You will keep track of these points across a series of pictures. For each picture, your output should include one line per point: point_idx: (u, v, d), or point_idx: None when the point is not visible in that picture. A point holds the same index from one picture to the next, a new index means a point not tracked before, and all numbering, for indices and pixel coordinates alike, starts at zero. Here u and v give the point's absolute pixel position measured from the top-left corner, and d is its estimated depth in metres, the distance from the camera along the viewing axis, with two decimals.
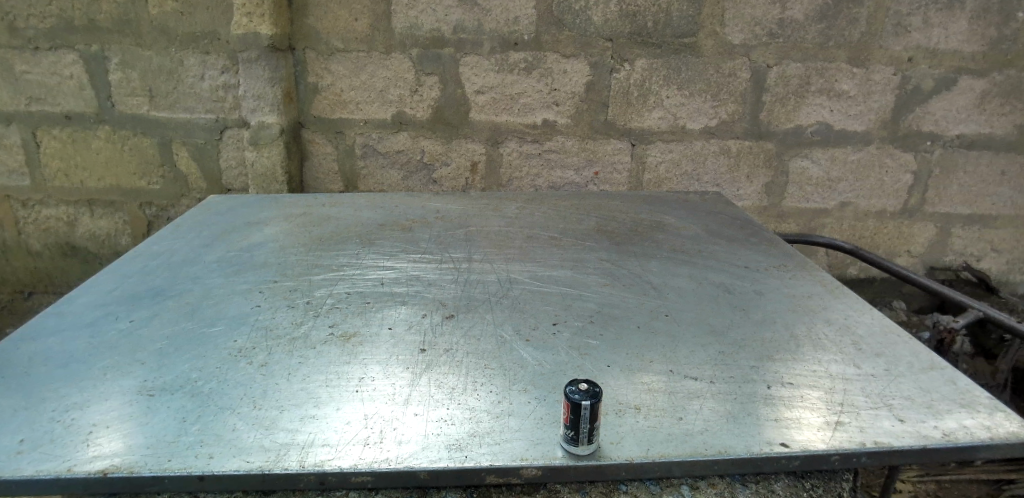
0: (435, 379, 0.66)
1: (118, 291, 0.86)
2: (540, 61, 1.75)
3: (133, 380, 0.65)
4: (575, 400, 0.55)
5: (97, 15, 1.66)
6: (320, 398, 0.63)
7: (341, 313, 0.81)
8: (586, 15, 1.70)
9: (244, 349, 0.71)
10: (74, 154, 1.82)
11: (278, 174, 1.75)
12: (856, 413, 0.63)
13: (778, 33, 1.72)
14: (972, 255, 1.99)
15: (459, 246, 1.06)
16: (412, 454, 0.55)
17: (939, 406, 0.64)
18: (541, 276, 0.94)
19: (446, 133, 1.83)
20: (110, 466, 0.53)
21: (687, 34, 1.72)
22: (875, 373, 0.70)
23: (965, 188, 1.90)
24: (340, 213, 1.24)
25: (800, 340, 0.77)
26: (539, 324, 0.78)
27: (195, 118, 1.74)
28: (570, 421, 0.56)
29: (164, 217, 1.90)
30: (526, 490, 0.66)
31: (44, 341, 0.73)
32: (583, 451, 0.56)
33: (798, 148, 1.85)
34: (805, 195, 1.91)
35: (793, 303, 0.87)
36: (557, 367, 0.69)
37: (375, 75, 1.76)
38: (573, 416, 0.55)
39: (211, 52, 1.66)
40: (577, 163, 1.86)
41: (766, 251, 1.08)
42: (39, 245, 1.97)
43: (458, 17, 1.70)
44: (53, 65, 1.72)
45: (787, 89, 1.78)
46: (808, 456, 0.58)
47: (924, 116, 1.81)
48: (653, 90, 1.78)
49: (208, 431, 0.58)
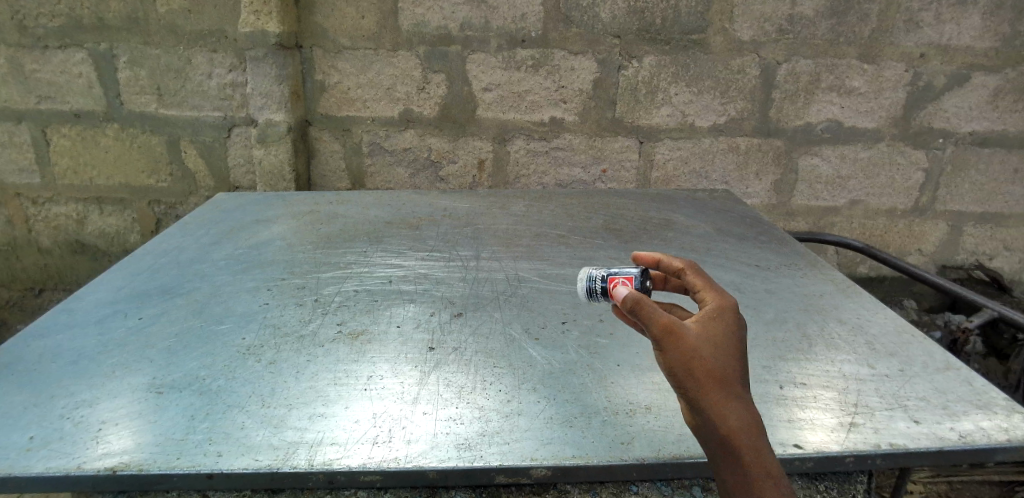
0: (443, 378, 0.66)
1: (128, 288, 0.86)
2: (547, 58, 1.74)
3: (142, 377, 0.65)
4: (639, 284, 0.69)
5: (105, 13, 1.66)
6: (329, 396, 0.62)
7: (349, 311, 0.80)
8: (594, 12, 1.69)
9: (252, 347, 0.71)
10: (84, 152, 1.83)
11: (285, 172, 1.76)
12: (870, 414, 0.62)
13: (787, 29, 1.70)
14: (983, 253, 1.97)
15: (467, 245, 1.06)
16: (420, 452, 0.55)
17: (955, 407, 0.63)
18: (548, 274, 0.94)
19: (454, 131, 1.82)
20: (119, 464, 0.53)
21: (695, 30, 1.71)
22: (888, 374, 0.69)
23: (977, 186, 1.87)
24: (348, 210, 1.24)
25: (812, 340, 0.76)
26: (548, 323, 0.78)
27: (203, 116, 1.75)
28: (621, 270, 0.71)
29: (172, 215, 1.91)
30: (536, 490, 0.66)
31: (53, 338, 0.73)
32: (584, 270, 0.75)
33: (807, 146, 1.83)
34: (816, 193, 1.90)
35: (804, 302, 0.86)
36: (567, 366, 0.69)
37: (382, 72, 1.75)
38: (607, 285, 0.70)
39: (219, 50, 1.67)
40: (584, 161, 1.86)
41: (776, 250, 1.06)
42: (49, 242, 1.98)
43: (465, 15, 1.69)
44: (62, 64, 1.73)
45: (797, 86, 1.76)
46: (823, 458, 0.57)
47: (936, 113, 1.79)
48: (661, 87, 1.76)
49: (216, 428, 0.58)
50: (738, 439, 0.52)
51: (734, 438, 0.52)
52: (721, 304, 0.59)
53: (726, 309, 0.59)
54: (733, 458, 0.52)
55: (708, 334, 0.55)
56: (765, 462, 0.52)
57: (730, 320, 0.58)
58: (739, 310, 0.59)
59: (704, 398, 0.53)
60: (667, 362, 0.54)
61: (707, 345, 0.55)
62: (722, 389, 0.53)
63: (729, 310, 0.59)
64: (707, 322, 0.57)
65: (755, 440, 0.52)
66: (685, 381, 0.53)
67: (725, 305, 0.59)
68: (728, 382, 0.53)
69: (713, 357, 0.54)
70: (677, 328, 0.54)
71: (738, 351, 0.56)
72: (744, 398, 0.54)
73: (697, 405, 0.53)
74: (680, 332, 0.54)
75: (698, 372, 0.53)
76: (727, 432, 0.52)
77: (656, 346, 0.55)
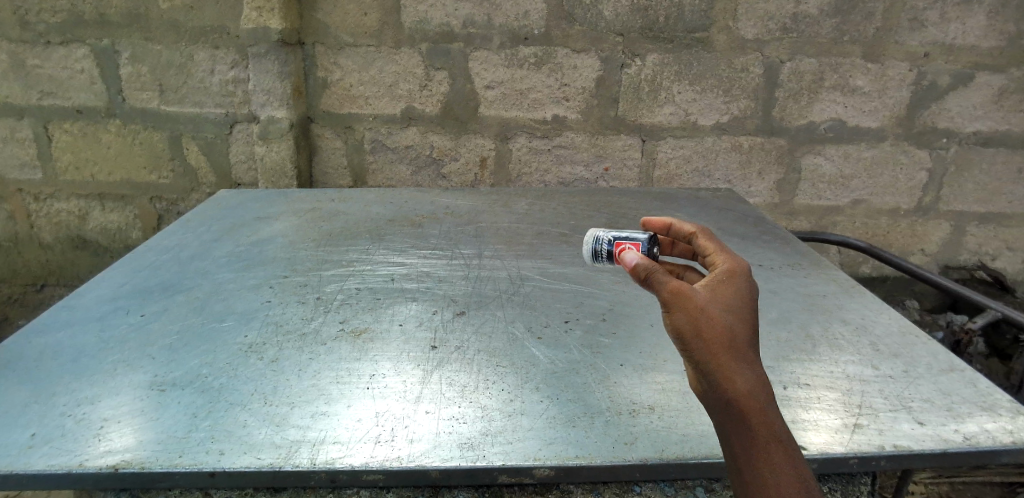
0: (446, 377, 0.66)
1: (129, 285, 0.86)
2: (550, 56, 1.73)
3: (144, 375, 0.65)
4: (646, 250, 0.74)
5: (107, 9, 1.66)
6: (331, 395, 0.62)
7: (351, 309, 0.80)
8: (597, 9, 1.68)
9: (254, 344, 0.71)
10: (85, 148, 1.83)
11: (287, 168, 1.76)
12: (874, 416, 0.62)
13: (791, 27, 1.70)
14: (986, 254, 1.97)
15: (469, 242, 1.06)
16: (423, 452, 0.55)
17: (960, 409, 0.63)
18: (551, 272, 0.93)
19: (456, 129, 1.82)
20: (121, 462, 0.53)
21: (698, 28, 1.70)
22: (892, 375, 0.69)
23: (981, 186, 1.87)
24: (350, 208, 1.24)
25: (816, 340, 0.75)
26: (551, 322, 0.78)
27: (204, 113, 1.74)
28: (631, 235, 0.76)
29: (174, 212, 1.91)
30: (538, 490, 0.66)
31: (54, 335, 0.73)
32: (597, 230, 0.80)
33: (810, 145, 1.83)
34: (819, 193, 1.89)
35: (808, 302, 0.86)
36: (570, 365, 0.68)
37: (384, 70, 1.75)
38: (613, 249, 0.76)
39: (221, 47, 1.67)
40: (586, 159, 1.85)
41: (779, 249, 1.06)
42: (50, 238, 1.98)
43: (467, 12, 1.69)
44: (63, 59, 1.72)
45: (801, 85, 1.76)
46: (827, 459, 0.57)
47: (940, 112, 1.78)
48: (663, 85, 1.76)
49: (218, 426, 0.58)
50: (745, 401, 0.52)
51: (741, 402, 0.52)
52: (732, 272, 0.60)
53: (737, 277, 0.60)
54: (740, 421, 0.52)
55: (717, 298, 0.56)
56: (771, 426, 0.52)
57: (739, 287, 0.58)
58: (751, 278, 0.60)
59: (711, 361, 0.53)
60: (675, 324, 0.55)
61: (715, 307, 0.55)
62: (729, 352, 0.53)
63: (742, 278, 0.59)
64: (716, 288, 0.58)
65: (762, 404, 0.52)
66: (693, 343, 0.54)
67: (737, 273, 0.60)
68: (736, 346, 0.53)
69: (722, 320, 0.54)
70: (685, 291, 0.55)
71: (747, 315, 0.56)
72: (753, 362, 0.53)
73: (705, 370, 0.53)
74: (688, 295, 0.55)
75: (706, 334, 0.53)
76: (733, 394, 0.52)
77: (664, 308, 0.56)
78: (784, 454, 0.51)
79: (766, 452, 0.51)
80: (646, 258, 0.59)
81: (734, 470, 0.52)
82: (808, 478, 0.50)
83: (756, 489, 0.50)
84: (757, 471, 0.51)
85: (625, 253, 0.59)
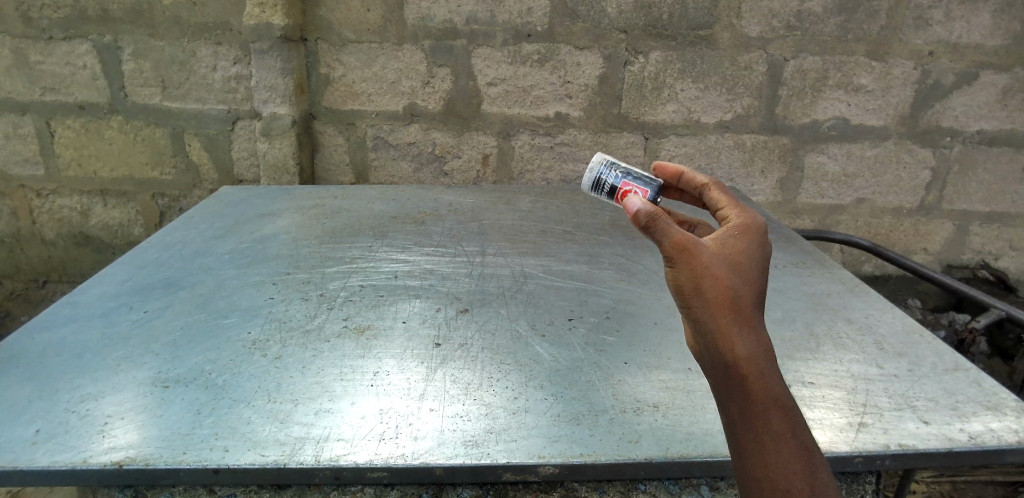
0: (450, 374, 0.65)
1: (131, 282, 0.86)
2: (552, 53, 1.72)
3: (147, 372, 0.65)
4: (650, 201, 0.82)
5: (109, 5, 1.65)
6: (334, 392, 0.62)
7: (354, 306, 0.80)
8: (601, 7, 1.68)
9: (258, 341, 0.71)
10: (88, 144, 1.83)
11: (289, 165, 1.76)
12: (879, 415, 0.62)
13: (795, 25, 1.69)
14: (989, 253, 1.96)
15: (472, 240, 1.05)
16: (428, 450, 0.55)
17: (965, 408, 0.63)
18: (554, 270, 0.93)
19: (458, 126, 1.82)
20: (125, 458, 0.53)
21: (702, 26, 1.69)
22: (897, 373, 0.68)
23: (985, 185, 1.86)
24: (353, 205, 1.23)
25: (820, 338, 0.75)
26: (555, 320, 0.77)
27: (206, 109, 1.74)
28: (641, 181, 0.83)
29: (176, 208, 1.90)
30: (543, 488, 0.66)
31: (56, 331, 0.73)
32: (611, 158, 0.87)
33: (814, 143, 1.82)
34: (821, 191, 1.89)
35: (812, 301, 0.85)
36: (573, 363, 0.68)
37: (387, 67, 1.75)
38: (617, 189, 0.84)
39: (223, 43, 1.66)
40: (589, 157, 1.85)
41: (784, 248, 1.06)
42: (53, 234, 1.98)
43: (470, 9, 1.68)
44: (66, 55, 1.72)
45: (804, 83, 1.75)
46: (832, 458, 0.57)
47: (944, 111, 1.78)
48: (667, 83, 1.75)
49: (222, 423, 0.58)
50: (744, 366, 0.52)
51: (739, 366, 0.52)
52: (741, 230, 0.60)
53: (746, 235, 0.60)
54: (739, 387, 0.52)
55: (723, 253, 0.56)
56: (771, 394, 0.52)
57: (748, 245, 0.58)
58: (763, 237, 0.60)
59: (711, 321, 0.53)
60: (676, 280, 0.55)
61: (719, 266, 0.55)
62: (731, 314, 0.53)
63: (750, 237, 0.59)
64: (723, 244, 0.58)
65: (761, 370, 0.52)
66: (693, 302, 0.54)
67: (749, 232, 0.60)
68: (739, 307, 0.54)
69: (726, 279, 0.54)
70: (689, 245, 0.55)
71: (752, 275, 0.56)
72: (755, 326, 0.54)
73: (704, 331, 0.54)
74: (692, 247, 0.55)
75: (707, 292, 0.54)
76: (732, 358, 0.52)
77: (667, 264, 0.56)
78: (784, 423, 0.52)
79: (765, 418, 0.52)
80: (651, 204, 0.58)
81: (732, 437, 0.53)
82: (808, 448, 0.51)
83: (755, 463, 0.51)
84: (754, 437, 0.52)
85: (627, 197, 0.58)
